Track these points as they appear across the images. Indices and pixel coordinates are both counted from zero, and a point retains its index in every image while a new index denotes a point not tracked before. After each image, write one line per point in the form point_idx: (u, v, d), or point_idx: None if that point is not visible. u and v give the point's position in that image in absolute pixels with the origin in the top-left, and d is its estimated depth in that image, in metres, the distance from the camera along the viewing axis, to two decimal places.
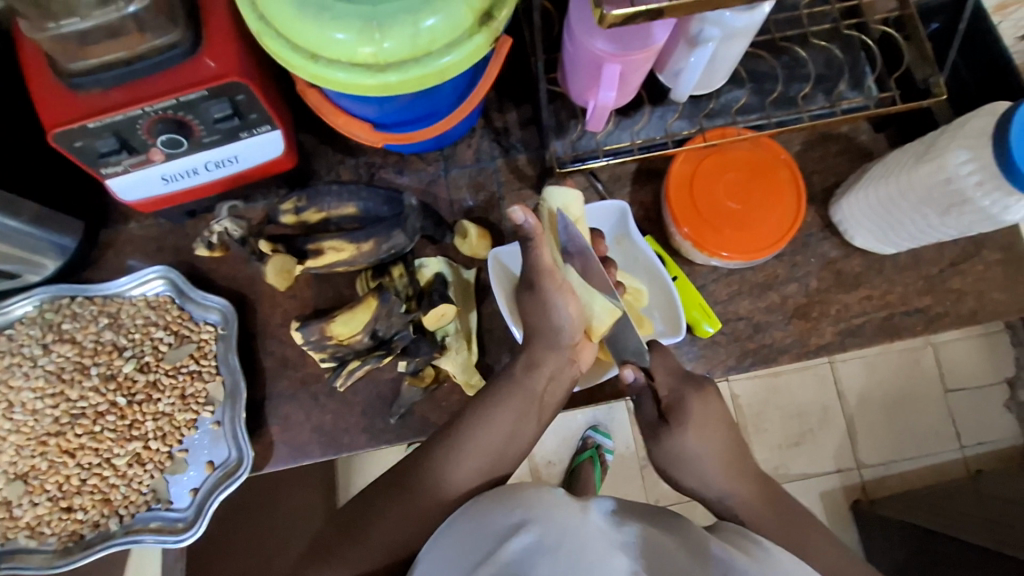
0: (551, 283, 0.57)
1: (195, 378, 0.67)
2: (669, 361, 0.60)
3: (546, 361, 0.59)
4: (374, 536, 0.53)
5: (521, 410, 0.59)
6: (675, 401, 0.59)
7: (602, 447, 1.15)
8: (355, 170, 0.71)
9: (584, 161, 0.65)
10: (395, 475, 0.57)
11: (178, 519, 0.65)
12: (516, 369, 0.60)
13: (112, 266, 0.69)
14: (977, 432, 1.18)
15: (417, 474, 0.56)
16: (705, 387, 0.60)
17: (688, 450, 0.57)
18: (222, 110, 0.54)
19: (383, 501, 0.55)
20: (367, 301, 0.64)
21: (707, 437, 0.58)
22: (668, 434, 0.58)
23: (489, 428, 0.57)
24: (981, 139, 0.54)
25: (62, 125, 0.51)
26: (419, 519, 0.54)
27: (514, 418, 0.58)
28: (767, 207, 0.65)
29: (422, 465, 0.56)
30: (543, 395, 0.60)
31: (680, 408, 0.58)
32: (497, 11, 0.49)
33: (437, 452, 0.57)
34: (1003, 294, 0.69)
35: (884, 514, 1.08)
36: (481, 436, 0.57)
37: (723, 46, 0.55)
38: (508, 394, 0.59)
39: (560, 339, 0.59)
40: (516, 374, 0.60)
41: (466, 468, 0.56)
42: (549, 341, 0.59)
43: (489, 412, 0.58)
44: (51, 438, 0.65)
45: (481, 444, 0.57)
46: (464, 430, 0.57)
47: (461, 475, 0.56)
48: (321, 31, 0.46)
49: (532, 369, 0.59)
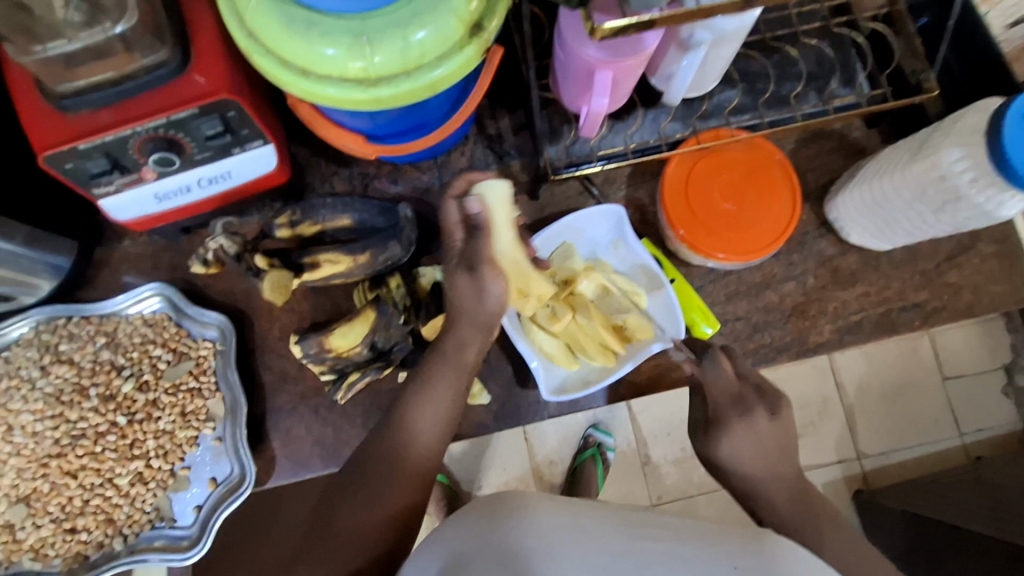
0: (494, 273, 0.54)
1: (195, 395, 0.67)
2: (721, 375, 0.58)
3: (477, 339, 0.57)
4: (341, 530, 0.52)
5: (456, 384, 0.57)
6: (718, 415, 0.57)
7: (603, 446, 1.14)
8: (349, 181, 0.71)
9: (579, 166, 0.65)
10: (355, 464, 0.55)
11: (182, 537, 0.65)
12: (446, 347, 0.57)
13: (108, 285, 0.69)
14: (976, 418, 1.19)
15: (373, 462, 0.55)
16: (755, 409, 0.56)
17: (722, 458, 0.56)
18: (213, 127, 0.54)
19: (347, 490, 0.54)
20: (364, 314, 0.64)
21: (748, 445, 0.55)
22: (705, 440, 0.57)
23: (432, 403, 0.56)
24: (975, 136, 0.54)
25: (51, 148, 0.51)
26: (385, 506, 0.53)
27: (451, 391, 0.57)
28: (763, 207, 0.65)
29: (375, 452, 0.55)
30: (473, 365, 0.58)
31: (719, 424, 0.56)
32: (486, 21, 0.49)
33: (389, 436, 0.55)
34: (999, 286, 0.70)
35: (886, 504, 1.08)
36: (428, 412, 0.56)
37: (715, 48, 0.55)
38: (439, 371, 0.57)
39: (487, 319, 0.56)
40: (446, 352, 0.57)
41: (418, 445, 0.55)
42: (475, 321, 0.56)
43: (426, 389, 0.56)
44: (53, 459, 0.65)
45: (425, 420, 0.56)
46: (405, 410, 0.56)
47: (414, 452, 0.55)
48: (310, 47, 0.46)
49: (463, 348, 0.57)
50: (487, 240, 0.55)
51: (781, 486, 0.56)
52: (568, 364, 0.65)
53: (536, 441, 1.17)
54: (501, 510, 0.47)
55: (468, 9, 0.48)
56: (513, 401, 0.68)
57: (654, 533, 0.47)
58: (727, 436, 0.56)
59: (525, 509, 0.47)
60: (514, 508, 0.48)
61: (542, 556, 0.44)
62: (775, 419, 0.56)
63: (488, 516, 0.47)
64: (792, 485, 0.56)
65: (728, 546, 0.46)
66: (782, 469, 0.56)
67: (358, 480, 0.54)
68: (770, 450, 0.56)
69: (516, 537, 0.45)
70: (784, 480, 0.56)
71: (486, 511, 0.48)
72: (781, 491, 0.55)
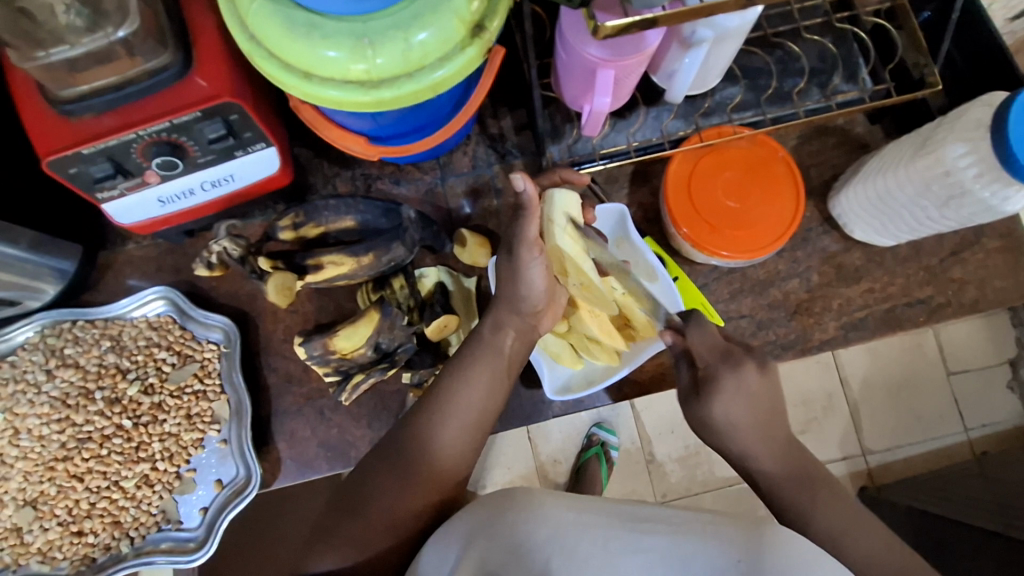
0: (531, 253, 0.55)
1: (200, 398, 0.67)
2: (706, 335, 0.57)
3: (511, 323, 0.58)
4: (372, 513, 0.52)
5: (494, 369, 0.57)
6: (709, 374, 0.55)
7: (608, 444, 1.14)
8: (351, 182, 0.71)
9: (581, 165, 0.66)
10: (382, 454, 0.55)
11: (189, 539, 0.66)
12: (483, 330, 0.59)
13: (112, 289, 0.69)
14: (980, 414, 1.19)
15: (403, 448, 0.54)
16: (744, 363, 0.55)
17: (716, 422, 0.55)
18: (216, 130, 0.54)
19: (377, 473, 0.54)
20: (368, 315, 0.63)
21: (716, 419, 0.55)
22: (697, 402, 0.56)
23: (468, 388, 0.56)
24: (979, 131, 0.54)
25: (56, 153, 0.51)
26: (414, 489, 0.53)
27: (489, 377, 0.57)
28: (766, 205, 0.65)
29: (404, 435, 0.55)
30: (510, 352, 0.59)
31: (710, 385, 0.55)
32: (487, 21, 0.49)
33: (420, 420, 0.55)
34: (1004, 281, 0.69)
35: (891, 499, 1.08)
36: (462, 397, 0.56)
37: (717, 45, 0.54)
38: (476, 358, 0.57)
39: (523, 305, 0.58)
40: (483, 336, 0.58)
41: (451, 430, 0.55)
42: (512, 305, 0.58)
43: (463, 375, 0.56)
44: (59, 463, 0.66)
45: (459, 407, 0.55)
46: (436, 399, 0.56)
47: (445, 440, 0.55)
48: (312, 50, 0.45)
49: (499, 330, 0.58)
50: (530, 223, 0.54)
51: (762, 472, 0.56)
52: (574, 364, 0.66)
53: (540, 440, 1.17)
54: (509, 506, 0.47)
55: (469, 10, 0.47)
56: (517, 399, 0.68)
57: (662, 525, 0.47)
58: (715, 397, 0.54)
59: (534, 502, 0.47)
60: (521, 501, 0.47)
61: (548, 552, 0.44)
62: (765, 373, 0.55)
63: (496, 511, 0.47)
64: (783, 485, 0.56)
65: (732, 539, 0.46)
66: (740, 454, 0.56)
67: (386, 463, 0.54)
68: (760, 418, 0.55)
69: (520, 535, 0.45)
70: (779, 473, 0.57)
71: (493, 504, 0.47)
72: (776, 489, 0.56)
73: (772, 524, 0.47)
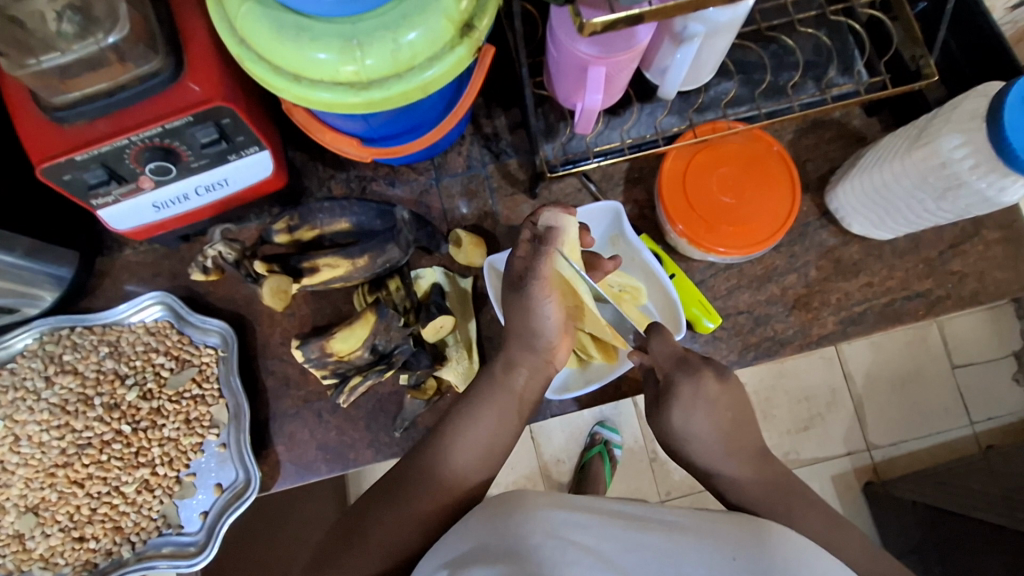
0: (542, 292, 0.55)
1: (198, 403, 0.67)
2: (666, 344, 0.57)
3: (517, 328, 0.58)
4: (373, 542, 0.51)
5: (502, 409, 0.57)
6: (667, 382, 0.55)
7: (610, 442, 1.14)
8: (346, 184, 0.71)
9: (575, 163, 0.66)
10: (385, 483, 0.55)
11: (189, 543, 0.66)
12: (495, 369, 0.59)
13: (110, 294, 0.69)
14: (986, 407, 1.18)
15: (407, 478, 0.54)
16: (701, 371, 0.55)
17: (675, 429, 0.56)
18: (208, 134, 0.54)
19: (379, 502, 0.53)
20: (365, 317, 0.63)
21: (714, 414, 0.54)
22: (665, 412, 0.56)
23: (474, 425, 0.56)
24: (975, 122, 0.53)
25: (49, 160, 0.51)
26: (418, 516, 0.52)
27: (495, 417, 0.57)
28: (761, 200, 0.65)
29: (414, 466, 0.55)
30: (522, 391, 0.59)
31: (668, 393, 0.55)
32: (477, 20, 0.49)
33: (426, 453, 0.56)
34: (1004, 273, 0.69)
35: (898, 495, 1.07)
36: (469, 433, 0.56)
37: (709, 39, 0.54)
38: (486, 398, 0.58)
39: (537, 342, 0.58)
40: (495, 375, 0.59)
41: (459, 464, 0.55)
42: (525, 343, 0.58)
43: (469, 413, 0.57)
44: (59, 469, 0.66)
45: (464, 443, 0.56)
46: (443, 435, 0.56)
47: (451, 471, 0.55)
48: (300, 52, 0.45)
49: (510, 369, 0.59)
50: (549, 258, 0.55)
51: (762, 471, 0.56)
52: (574, 363, 0.67)
53: (543, 439, 1.17)
54: (506, 515, 0.46)
55: (458, 9, 0.47)
56: None
57: (657, 528, 0.47)
58: (674, 406, 0.55)
59: (530, 510, 0.46)
60: (518, 510, 0.46)
61: (544, 557, 0.42)
62: (725, 383, 0.55)
63: (491, 520, 0.46)
64: (782, 480, 0.56)
65: (729, 540, 0.46)
66: (738, 451, 0.55)
67: (393, 492, 0.54)
68: (743, 420, 0.56)
69: (515, 542, 0.44)
70: (779, 472, 0.56)
71: (488, 513, 0.47)
72: (777, 486, 0.55)
73: (771, 526, 0.47)
